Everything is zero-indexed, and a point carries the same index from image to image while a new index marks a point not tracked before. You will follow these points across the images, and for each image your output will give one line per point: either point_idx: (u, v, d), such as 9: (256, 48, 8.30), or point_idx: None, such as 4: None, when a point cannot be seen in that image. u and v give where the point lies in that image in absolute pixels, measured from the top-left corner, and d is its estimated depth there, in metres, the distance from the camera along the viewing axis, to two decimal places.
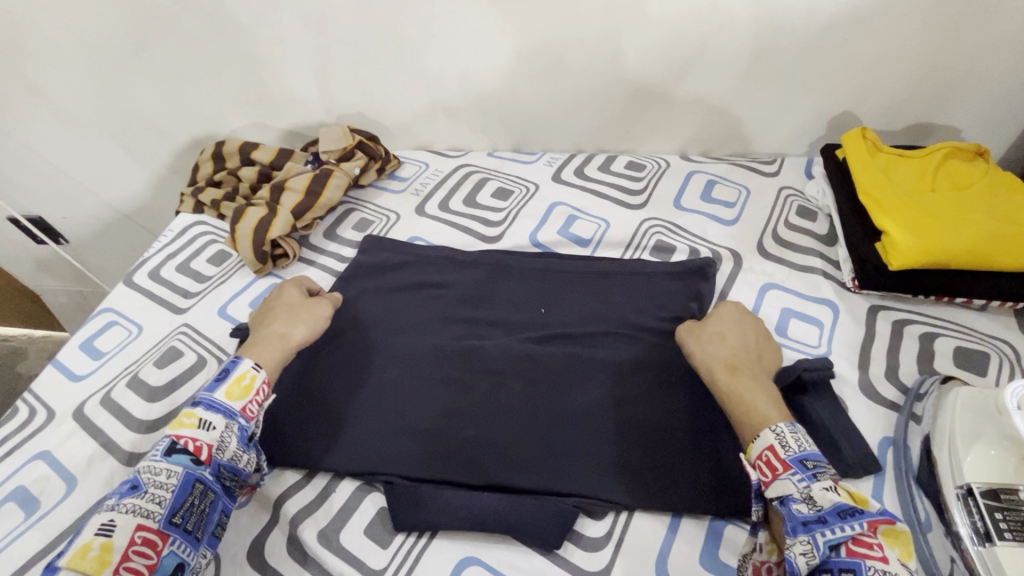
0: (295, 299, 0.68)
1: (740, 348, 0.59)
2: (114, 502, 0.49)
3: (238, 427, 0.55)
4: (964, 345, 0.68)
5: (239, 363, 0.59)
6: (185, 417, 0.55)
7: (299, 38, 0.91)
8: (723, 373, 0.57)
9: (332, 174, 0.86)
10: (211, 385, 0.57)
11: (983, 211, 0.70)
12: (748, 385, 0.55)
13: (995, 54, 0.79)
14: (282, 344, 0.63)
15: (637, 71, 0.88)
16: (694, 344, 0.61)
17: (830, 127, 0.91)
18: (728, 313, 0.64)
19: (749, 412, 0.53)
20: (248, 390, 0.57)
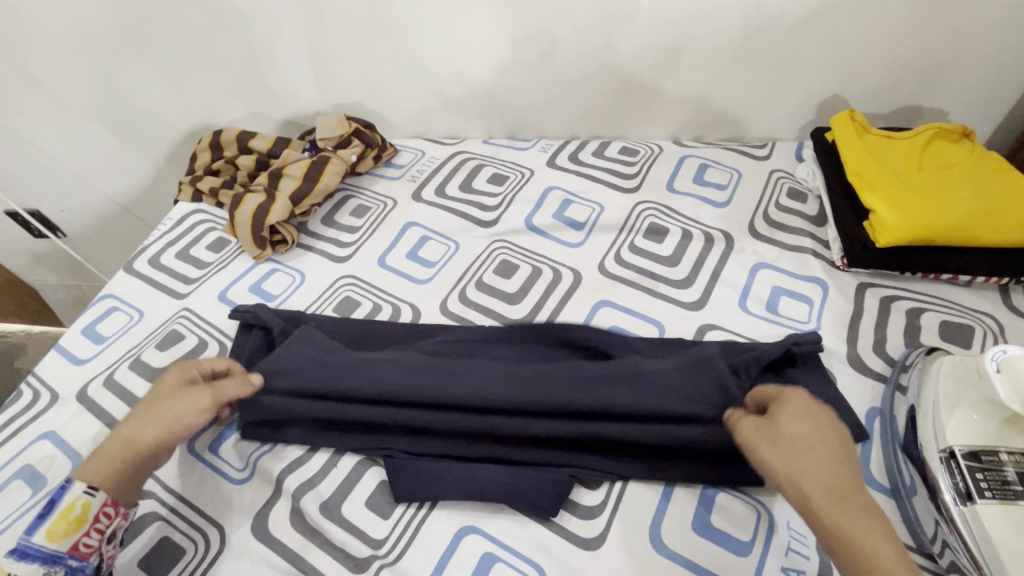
0: (170, 393, 0.56)
1: (830, 460, 0.47)
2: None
3: (67, 571, 0.49)
4: (950, 319, 0.69)
5: (65, 491, 0.51)
6: (0, 570, 0.48)
7: (295, 28, 0.91)
8: (822, 500, 0.45)
9: (329, 161, 0.87)
10: (34, 523, 0.50)
11: (968, 189, 0.72)
12: (853, 518, 0.43)
13: (981, 37, 0.81)
14: (125, 454, 0.53)
15: (630, 57, 0.89)
16: (772, 455, 0.48)
17: (820, 111, 0.93)
18: (802, 413, 0.50)
19: (865, 557, 0.42)
20: (77, 523, 0.50)
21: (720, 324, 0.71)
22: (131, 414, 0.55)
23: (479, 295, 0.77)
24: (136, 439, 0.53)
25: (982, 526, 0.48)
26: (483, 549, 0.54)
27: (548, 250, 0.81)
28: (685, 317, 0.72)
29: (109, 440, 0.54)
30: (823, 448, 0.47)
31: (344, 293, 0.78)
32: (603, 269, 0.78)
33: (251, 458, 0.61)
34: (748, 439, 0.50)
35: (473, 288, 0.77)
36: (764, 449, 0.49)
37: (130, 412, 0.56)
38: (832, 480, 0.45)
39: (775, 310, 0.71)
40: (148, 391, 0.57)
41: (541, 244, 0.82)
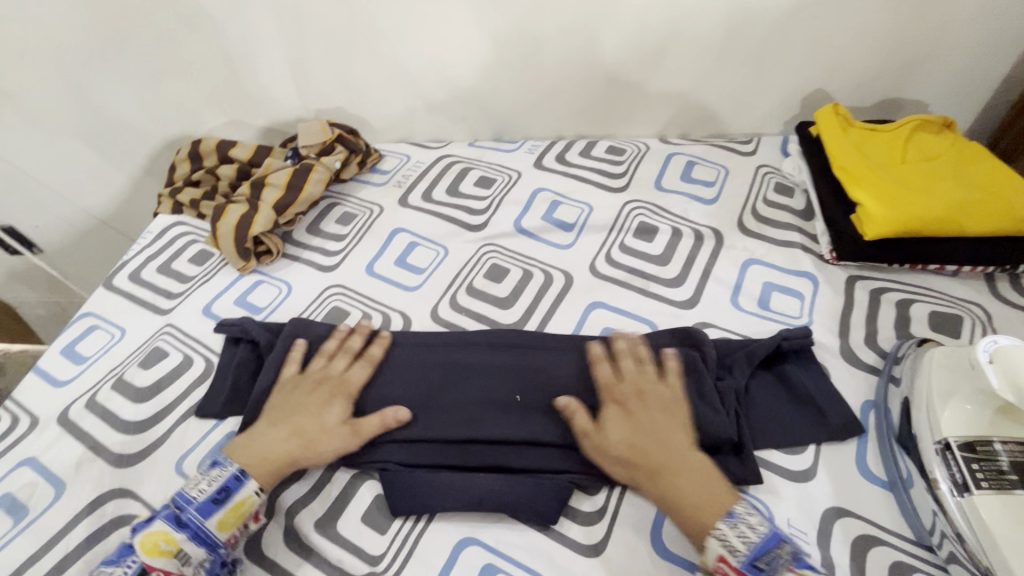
0: (332, 423, 0.58)
1: (650, 447, 0.54)
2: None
3: (211, 562, 0.52)
4: (938, 309, 0.70)
5: (240, 484, 0.54)
6: (163, 539, 0.51)
7: (273, 34, 0.90)
8: (649, 484, 0.53)
9: (313, 169, 0.86)
10: (205, 507, 0.53)
11: (952, 180, 0.73)
12: (674, 493, 0.51)
13: (958, 31, 0.81)
14: (287, 460, 0.56)
15: (614, 57, 0.89)
16: (599, 459, 0.55)
17: (803, 106, 0.93)
18: (615, 417, 0.57)
19: (693, 520, 0.50)
20: (242, 518, 0.53)
21: (713, 323, 0.70)
22: (292, 424, 0.58)
23: (470, 300, 0.76)
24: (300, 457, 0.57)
25: (980, 517, 0.48)
26: (483, 561, 0.53)
27: (538, 253, 0.81)
28: (678, 316, 0.72)
29: (272, 443, 0.57)
30: (643, 438, 0.55)
31: (332, 303, 0.77)
32: (593, 270, 0.78)
33: None
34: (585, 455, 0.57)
35: (464, 294, 0.76)
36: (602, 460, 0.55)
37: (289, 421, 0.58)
38: (654, 463, 0.53)
39: (767, 307, 0.71)
40: (299, 410, 0.59)
41: (531, 247, 0.81)
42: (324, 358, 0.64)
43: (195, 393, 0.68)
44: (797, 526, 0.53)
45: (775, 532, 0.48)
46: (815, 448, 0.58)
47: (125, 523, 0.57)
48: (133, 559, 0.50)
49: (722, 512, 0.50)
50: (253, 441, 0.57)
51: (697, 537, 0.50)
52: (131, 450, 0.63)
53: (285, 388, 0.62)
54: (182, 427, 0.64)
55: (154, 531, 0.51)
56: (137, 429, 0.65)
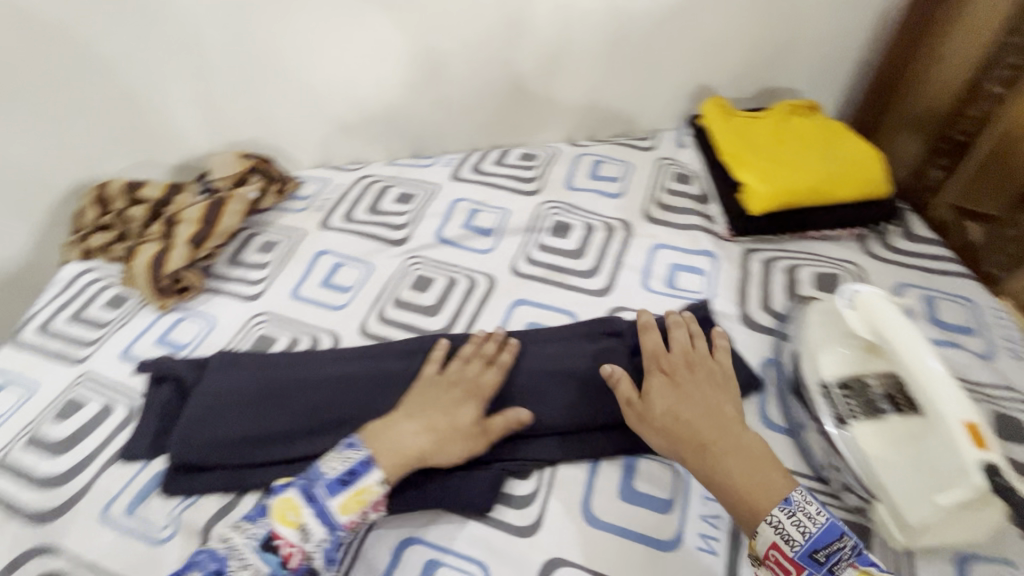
0: (465, 424, 0.58)
1: (697, 421, 0.54)
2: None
3: (334, 541, 0.50)
4: (821, 271, 0.78)
5: (369, 469, 0.53)
6: (291, 509, 0.50)
7: (174, 71, 0.90)
8: (696, 459, 0.53)
9: (228, 201, 0.86)
10: (302, 487, 0.52)
11: (819, 154, 0.82)
12: (721, 469, 0.51)
13: (811, 24, 0.92)
14: (417, 456, 0.56)
15: (514, 68, 0.94)
16: (648, 431, 0.56)
17: (692, 101, 1.01)
18: (663, 391, 0.58)
19: (742, 500, 0.49)
20: (362, 505, 0.52)
21: (627, 306, 0.75)
22: (427, 418, 0.58)
23: (398, 312, 0.77)
24: (432, 452, 0.56)
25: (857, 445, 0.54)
26: (425, 558, 0.54)
27: (461, 260, 0.83)
28: (595, 304, 0.76)
29: (441, 429, 0.57)
30: (690, 411, 0.55)
31: (259, 331, 0.77)
32: (515, 270, 0.82)
33: (173, 514, 0.59)
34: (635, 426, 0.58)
35: (391, 307, 0.78)
36: (648, 430, 0.56)
37: (427, 415, 0.58)
38: (704, 438, 0.53)
39: (674, 286, 0.77)
40: (433, 408, 0.59)
41: (454, 255, 0.84)
42: (461, 362, 0.64)
43: (119, 439, 0.66)
44: None
45: (835, 525, 0.46)
46: None
47: None
48: (265, 523, 0.50)
49: (777, 497, 0.49)
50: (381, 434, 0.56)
51: (748, 520, 0.48)
52: (51, 505, 0.61)
53: (425, 386, 0.62)
54: (105, 475, 0.63)
55: (285, 500, 0.51)
56: (56, 483, 0.62)
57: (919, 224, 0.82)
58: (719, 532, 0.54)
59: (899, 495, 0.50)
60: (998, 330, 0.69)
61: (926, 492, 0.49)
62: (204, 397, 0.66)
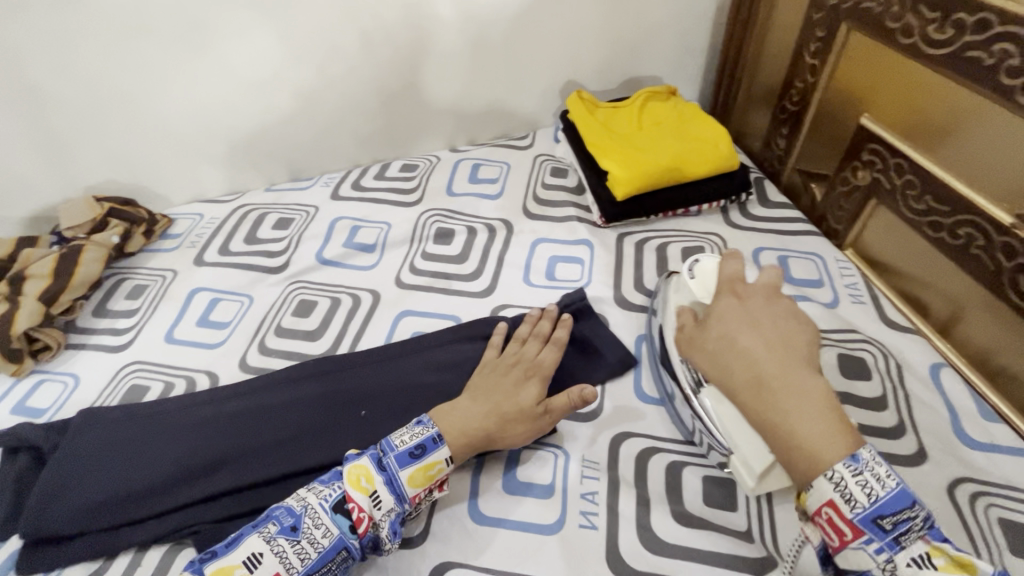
0: (530, 401, 0.59)
1: (762, 354, 0.47)
2: (273, 533, 0.49)
3: (396, 512, 0.52)
4: (688, 245, 0.82)
5: (438, 446, 0.55)
6: (365, 477, 0.52)
7: (7, 117, 0.84)
8: (750, 394, 0.46)
9: (84, 249, 0.80)
10: (402, 457, 0.54)
11: (674, 136, 0.86)
12: (776, 407, 0.45)
13: (657, 14, 0.97)
14: (479, 435, 0.56)
15: (380, 82, 0.94)
16: (699, 357, 0.52)
17: (563, 97, 1.05)
18: (732, 318, 0.51)
19: (793, 447, 0.43)
20: (429, 481, 0.54)
21: (509, 303, 0.77)
22: (489, 402, 0.59)
23: (279, 341, 0.75)
24: (470, 436, 0.56)
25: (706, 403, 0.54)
26: None
27: (344, 279, 0.82)
28: (479, 305, 0.77)
29: (468, 418, 0.57)
30: (751, 342, 0.48)
31: (129, 382, 0.72)
32: (399, 282, 0.81)
33: None
34: (685, 350, 0.55)
35: (272, 336, 0.76)
36: (696, 354, 0.53)
37: (490, 395, 0.59)
38: (757, 371, 0.47)
39: (553, 277, 0.79)
40: (498, 389, 0.60)
41: (336, 275, 0.83)
42: (518, 343, 0.66)
43: None
44: (589, 459, 0.60)
45: (906, 492, 0.41)
46: (600, 388, 0.66)
47: None
48: (337, 486, 0.52)
49: (846, 450, 0.42)
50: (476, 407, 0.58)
51: (800, 470, 0.43)
52: None
53: (489, 369, 0.63)
54: None
55: (355, 467, 0.53)
56: None
57: (771, 191, 0.89)
58: (599, 507, 0.56)
59: (746, 444, 0.50)
60: (842, 279, 0.75)
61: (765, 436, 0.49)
62: (64, 461, 0.62)
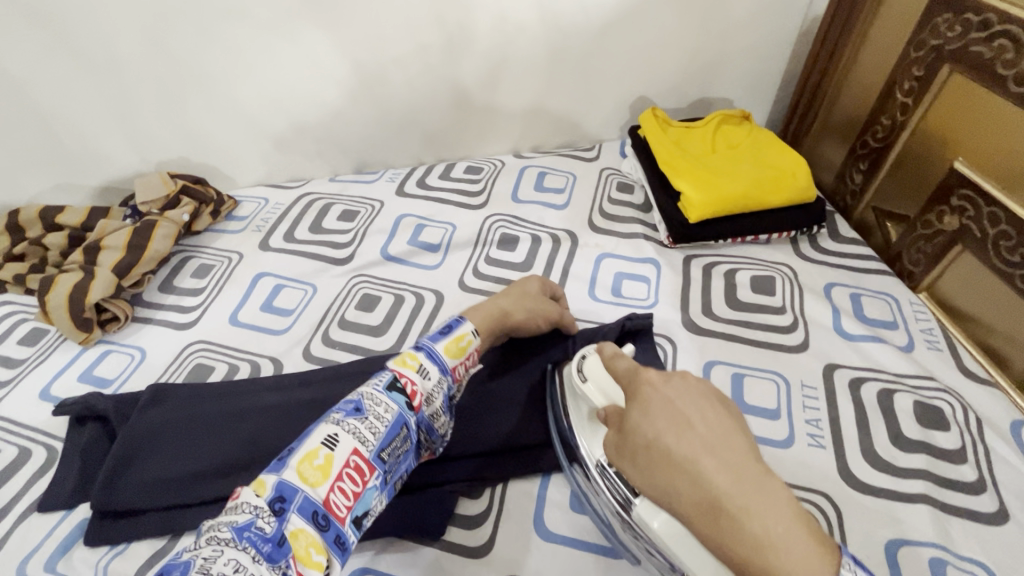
0: (534, 292, 0.68)
1: (709, 465, 0.36)
2: (340, 416, 0.46)
3: (445, 386, 0.53)
4: (757, 273, 0.81)
5: (461, 322, 0.57)
6: (407, 357, 0.51)
7: (92, 88, 0.85)
8: (708, 523, 0.36)
9: (156, 225, 0.81)
10: (432, 336, 0.55)
11: (750, 163, 0.85)
12: (744, 535, 0.34)
13: (738, 37, 0.96)
14: (500, 313, 0.63)
15: (456, 83, 0.94)
16: (634, 475, 0.41)
17: (631, 112, 1.04)
18: (657, 418, 0.40)
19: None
20: (463, 353, 0.55)
21: (575, 316, 0.76)
22: (509, 291, 0.67)
23: (343, 333, 0.75)
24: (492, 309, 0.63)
25: (650, 524, 0.41)
26: None
27: (408, 276, 0.82)
28: None
29: (493, 300, 0.65)
30: (686, 448, 0.38)
31: (194, 360, 0.73)
32: (463, 285, 0.81)
33: (99, 565, 0.55)
34: (615, 462, 0.43)
35: (336, 328, 0.76)
36: (629, 467, 0.41)
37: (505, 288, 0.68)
38: (710, 489, 0.36)
39: (620, 294, 0.79)
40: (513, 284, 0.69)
41: (400, 272, 0.83)
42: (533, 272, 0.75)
43: (38, 486, 0.61)
44: None
45: None
46: None
47: None
48: (383, 371, 0.50)
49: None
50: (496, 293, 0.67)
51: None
52: None
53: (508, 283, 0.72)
54: (22, 528, 0.58)
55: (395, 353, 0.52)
56: None
57: (842, 225, 0.88)
58: None
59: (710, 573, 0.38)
60: (917, 323, 0.74)
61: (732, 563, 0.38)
62: (134, 435, 0.62)
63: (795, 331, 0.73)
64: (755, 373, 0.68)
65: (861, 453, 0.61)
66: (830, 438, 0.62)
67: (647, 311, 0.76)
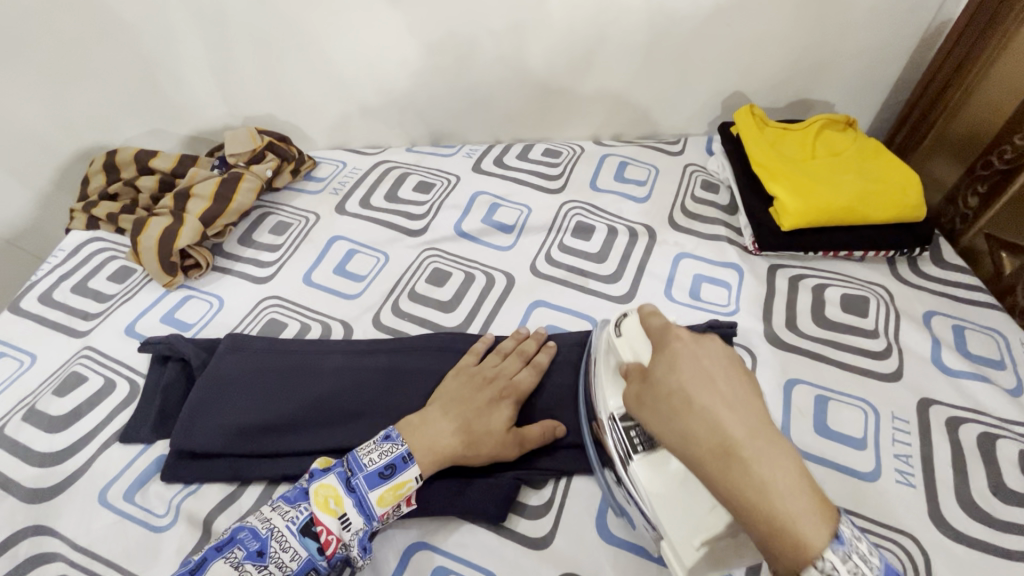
0: (497, 422, 0.57)
1: (725, 417, 0.39)
2: (240, 558, 0.48)
3: (368, 531, 0.51)
4: (849, 292, 0.76)
5: (407, 465, 0.54)
6: (334, 497, 0.52)
7: (192, 37, 0.86)
8: (715, 465, 0.38)
9: (242, 178, 0.83)
10: (373, 478, 0.53)
11: (855, 173, 0.79)
12: (750, 481, 0.37)
13: (853, 37, 0.89)
14: (451, 458, 0.55)
15: (546, 63, 0.91)
16: (650, 416, 0.44)
17: (723, 108, 0.99)
18: (684, 367, 0.43)
19: (779, 532, 0.36)
20: (399, 501, 0.53)
21: None
22: (460, 416, 0.57)
23: (413, 305, 0.75)
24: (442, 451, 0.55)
25: (644, 483, 0.48)
26: (433, 564, 0.53)
27: (480, 255, 0.81)
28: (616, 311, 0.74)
29: (439, 434, 0.56)
30: (709, 401, 0.40)
31: (268, 315, 0.74)
32: (535, 270, 0.79)
33: (174, 502, 0.57)
34: (635, 408, 0.46)
35: (406, 299, 0.76)
36: (646, 411, 0.44)
37: (459, 407, 0.58)
38: (727, 438, 0.39)
39: (698, 297, 0.75)
40: (470, 404, 0.58)
41: (473, 249, 0.82)
42: (499, 356, 0.64)
43: (120, 417, 0.64)
44: None
45: (884, 572, 0.37)
46: None
47: (43, 561, 0.54)
48: (305, 507, 0.51)
49: (828, 526, 0.36)
50: (444, 419, 0.57)
51: (787, 557, 0.36)
52: (45, 483, 0.59)
53: (461, 381, 0.61)
54: (103, 456, 0.61)
55: (325, 488, 0.52)
56: (52, 460, 0.61)
57: (947, 250, 0.81)
58: None
59: (679, 532, 0.46)
60: None
61: (695, 529, 0.45)
62: (213, 382, 0.63)
63: (888, 358, 0.68)
64: (841, 398, 0.64)
65: (955, 499, 0.56)
66: (921, 478, 0.58)
67: (727, 318, 0.73)
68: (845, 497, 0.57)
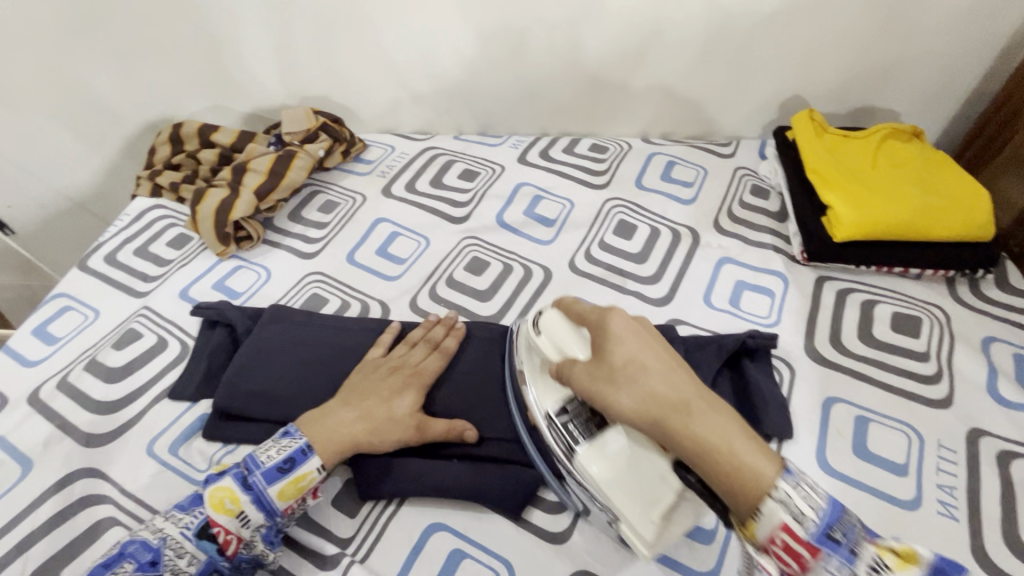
0: (400, 412, 0.58)
1: (671, 381, 0.45)
2: (130, 571, 0.47)
3: (268, 526, 0.52)
4: (900, 310, 0.72)
5: (306, 457, 0.54)
6: (229, 498, 0.51)
7: (258, 20, 0.90)
8: (680, 421, 0.43)
9: (295, 156, 0.86)
10: (269, 474, 0.53)
11: (916, 186, 0.76)
12: (708, 425, 0.42)
13: (925, 45, 0.85)
14: (355, 444, 0.56)
15: (599, 58, 0.91)
16: (609, 391, 0.46)
17: (780, 111, 0.95)
18: (627, 329, 0.48)
19: (736, 472, 0.40)
20: (300, 493, 0.53)
21: (686, 320, 0.72)
22: (363, 405, 0.58)
23: (449, 292, 0.76)
24: (351, 437, 0.56)
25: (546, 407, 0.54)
26: (450, 547, 0.54)
27: (519, 247, 0.81)
28: (652, 312, 0.74)
29: (337, 424, 0.56)
30: (658, 366, 0.45)
31: (311, 290, 0.77)
32: (572, 266, 0.79)
33: (214, 459, 0.61)
34: (586, 391, 0.48)
35: (443, 285, 0.77)
36: (601, 388, 0.46)
37: (356, 396, 0.59)
38: (684, 395, 0.44)
39: (738, 305, 0.73)
40: (367, 394, 0.59)
41: (513, 240, 0.82)
42: (406, 346, 0.65)
43: (169, 375, 0.68)
44: None
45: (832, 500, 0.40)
46: (777, 445, 0.60)
47: (94, 502, 0.58)
48: (198, 512, 0.51)
49: (777, 461, 0.41)
50: (343, 406, 0.58)
51: (748, 494, 0.40)
52: (100, 430, 0.63)
53: (364, 372, 0.62)
54: (153, 410, 0.65)
55: (218, 491, 0.52)
56: (107, 409, 0.65)
57: (1014, 274, 0.76)
58: None
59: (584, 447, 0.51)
60: None
61: (592, 434, 0.51)
62: (255, 348, 0.66)
63: (938, 384, 0.65)
64: (883, 421, 0.62)
65: (999, 536, 0.54)
66: (965, 512, 0.55)
67: (768, 329, 0.71)
68: (879, 522, 0.55)
